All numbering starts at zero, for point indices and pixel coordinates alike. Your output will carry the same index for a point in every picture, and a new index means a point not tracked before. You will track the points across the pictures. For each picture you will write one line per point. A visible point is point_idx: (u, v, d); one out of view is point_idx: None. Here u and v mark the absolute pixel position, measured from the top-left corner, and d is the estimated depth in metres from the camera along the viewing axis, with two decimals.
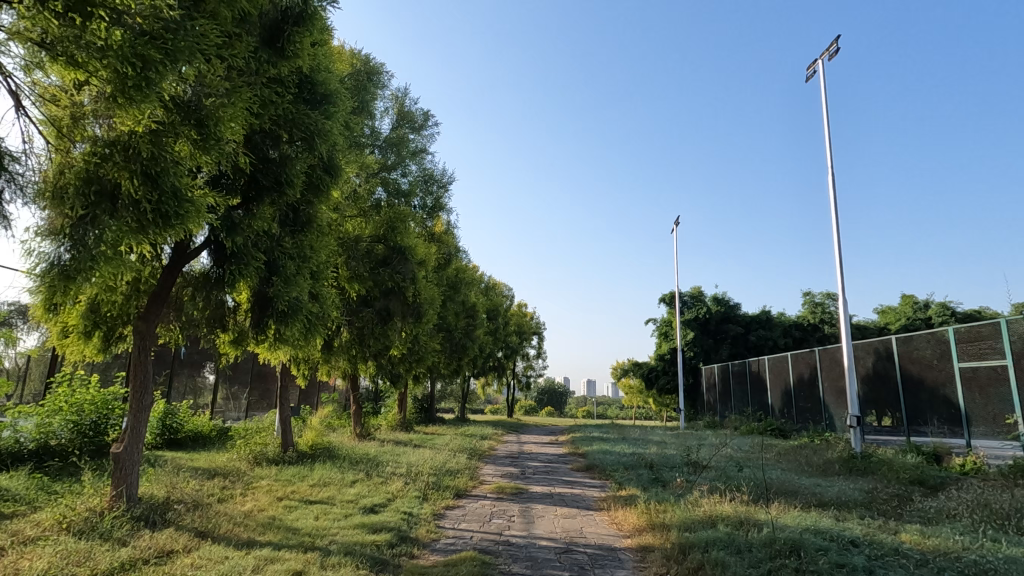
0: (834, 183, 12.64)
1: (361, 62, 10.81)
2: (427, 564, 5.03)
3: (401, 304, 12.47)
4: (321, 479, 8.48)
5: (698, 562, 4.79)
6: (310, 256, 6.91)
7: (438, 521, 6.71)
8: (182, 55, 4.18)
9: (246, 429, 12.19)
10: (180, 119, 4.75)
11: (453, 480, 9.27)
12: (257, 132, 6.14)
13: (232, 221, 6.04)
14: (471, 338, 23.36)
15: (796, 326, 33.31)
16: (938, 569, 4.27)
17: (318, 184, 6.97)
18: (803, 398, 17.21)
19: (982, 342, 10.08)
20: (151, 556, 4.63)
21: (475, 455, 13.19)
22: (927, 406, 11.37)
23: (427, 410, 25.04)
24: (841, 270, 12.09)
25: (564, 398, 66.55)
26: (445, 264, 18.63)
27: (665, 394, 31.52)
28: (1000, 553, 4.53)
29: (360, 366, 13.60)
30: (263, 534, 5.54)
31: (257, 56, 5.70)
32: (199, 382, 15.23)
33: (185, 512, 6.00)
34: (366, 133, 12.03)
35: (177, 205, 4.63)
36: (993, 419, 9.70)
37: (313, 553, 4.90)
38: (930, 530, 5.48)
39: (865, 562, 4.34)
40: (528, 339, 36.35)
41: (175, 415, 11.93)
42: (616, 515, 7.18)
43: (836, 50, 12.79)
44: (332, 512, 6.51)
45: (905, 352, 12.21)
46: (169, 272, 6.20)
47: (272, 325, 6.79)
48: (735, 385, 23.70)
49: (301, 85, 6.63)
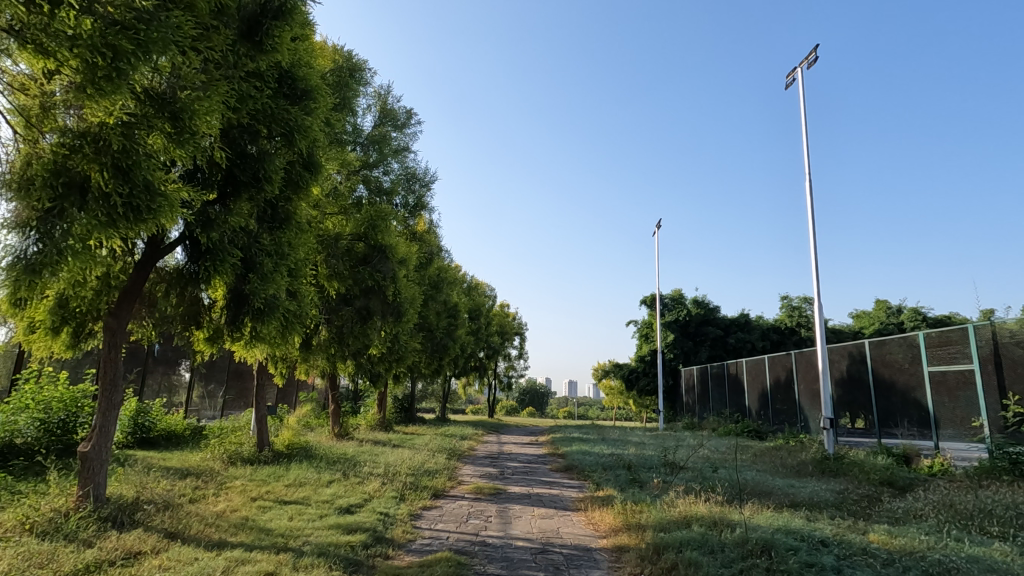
0: (811, 189, 12.86)
1: (343, 59, 10.73)
2: (402, 564, 5.01)
3: (381, 303, 12.41)
4: (297, 479, 8.38)
5: (671, 562, 4.84)
6: (288, 253, 6.80)
7: (414, 521, 6.69)
8: (155, 46, 4.09)
9: (221, 428, 12.00)
10: (154, 111, 4.67)
11: (431, 480, 9.25)
12: (234, 126, 6.05)
13: (208, 216, 5.96)
14: (452, 337, 23.29)
15: (775, 329, 33.84)
16: (904, 569, 4.37)
17: (298, 181, 6.88)
18: (779, 399, 17.50)
19: (950, 347, 10.33)
20: (118, 558, 4.53)
21: (454, 455, 13.16)
22: (898, 409, 11.64)
23: (406, 410, 24.90)
24: (817, 275, 12.30)
25: (545, 398, 66.75)
26: (427, 263, 18.56)
27: (645, 395, 31.79)
28: (963, 552, 4.64)
29: (339, 365, 13.48)
30: (235, 534, 5.46)
31: (234, 51, 5.62)
32: (174, 380, 14.96)
33: (155, 513, 5.88)
34: (348, 130, 11.92)
35: (149, 199, 4.54)
36: (960, 422, 9.96)
37: (285, 554, 4.84)
38: (897, 530, 5.60)
39: (833, 562, 4.42)
40: (509, 339, 36.38)
41: (148, 414, 11.70)
42: (593, 515, 7.22)
43: (815, 59, 13.04)
44: (307, 512, 6.45)
45: (878, 356, 12.48)
46: (142, 267, 6.06)
47: (249, 322, 6.67)
48: (714, 387, 24.03)
49: (281, 80, 6.54)
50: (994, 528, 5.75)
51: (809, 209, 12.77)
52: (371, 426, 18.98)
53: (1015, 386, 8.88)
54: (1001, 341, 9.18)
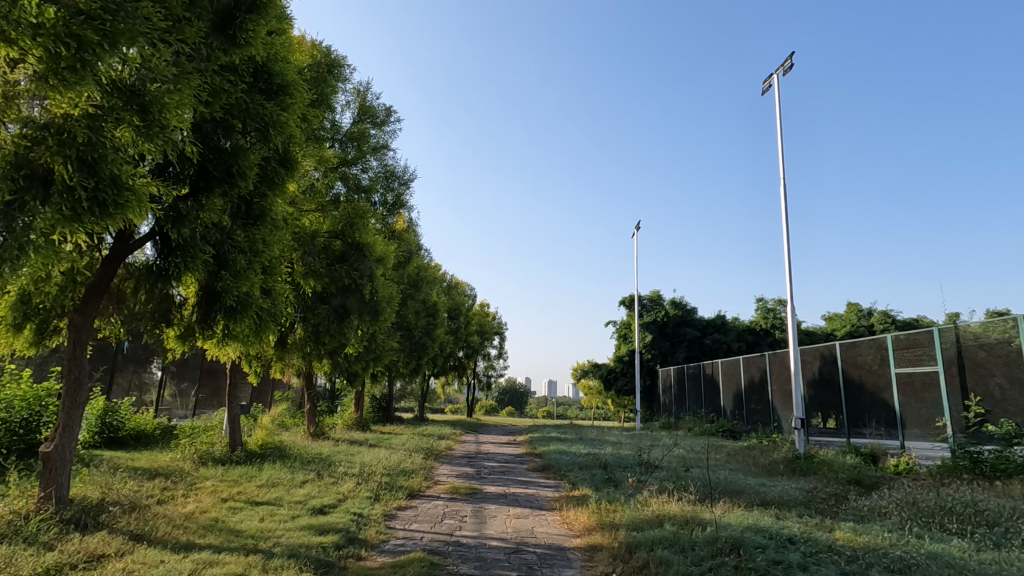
0: (785, 193, 13.09)
1: (322, 54, 10.58)
2: (374, 565, 4.97)
3: (358, 302, 12.30)
4: (269, 480, 8.28)
5: (643, 561, 4.89)
6: (262, 251, 6.67)
7: (389, 521, 6.66)
8: (123, 38, 4.03)
9: (192, 428, 11.75)
10: (122, 103, 4.54)
11: (407, 480, 9.20)
12: (208, 120, 5.94)
13: (179, 212, 5.85)
14: (431, 337, 23.17)
15: (749, 330, 34.63)
16: (867, 564, 4.50)
17: (273, 177, 6.79)
18: (753, 399, 17.83)
19: (916, 349, 10.62)
20: (80, 561, 4.41)
21: (431, 455, 13.09)
22: (866, 408, 11.95)
23: (384, 410, 24.76)
24: (790, 277, 12.54)
25: (524, 398, 66.95)
26: (405, 262, 18.43)
27: (623, 395, 32.08)
28: (923, 549, 4.80)
29: (315, 364, 13.32)
30: (203, 536, 5.36)
31: (207, 43, 5.51)
32: (145, 378, 14.65)
33: (120, 515, 5.73)
34: (326, 126, 11.74)
35: (116, 193, 4.44)
36: (925, 422, 10.27)
37: (254, 557, 4.76)
38: (861, 528, 5.77)
39: (799, 559, 4.53)
40: (489, 339, 36.38)
41: (116, 413, 11.42)
42: (567, 515, 7.25)
43: (790, 66, 13.29)
44: (279, 513, 6.36)
45: (849, 357, 12.77)
46: (110, 263, 5.92)
47: (220, 320, 6.58)
48: (690, 387, 24.36)
49: (257, 74, 6.44)
50: (954, 525, 5.94)
51: (783, 212, 13.01)
52: (348, 425, 18.79)
53: (977, 386, 9.19)
54: (964, 344, 9.48)
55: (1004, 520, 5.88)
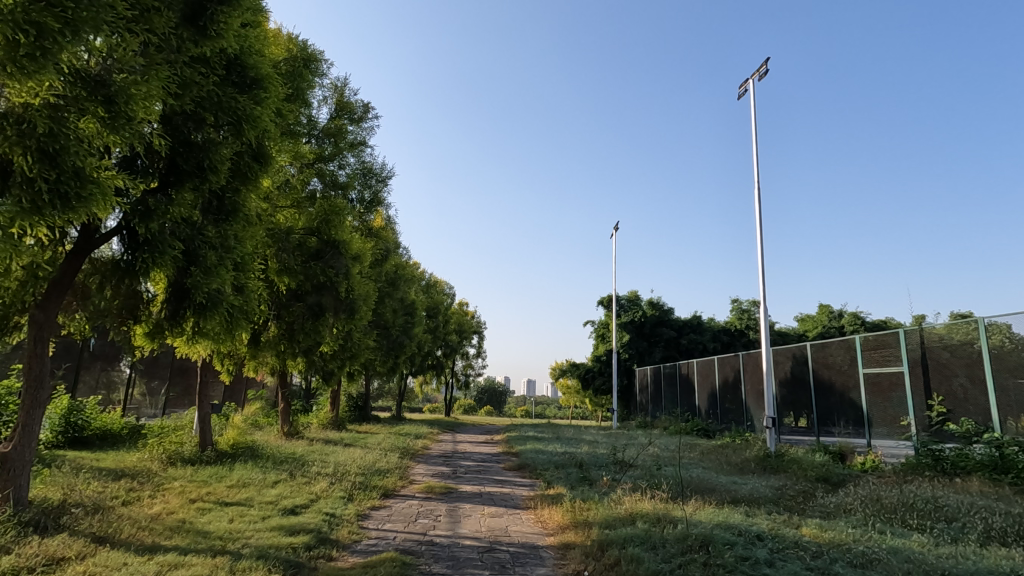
0: (760, 195, 13.29)
1: (298, 49, 10.42)
2: (346, 565, 4.92)
3: (334, 300, 12.16)
4: (240, 480, 8.14)
5: (615, 558, 4.94)
6: (234, 247, 6.57)
7: (362, 521, 6.60)
8: (86, 26, 3.94)
9: (161, 427, 11.46)
10: (86, 93, 4.44)
11: (381, 480, 9.11)
12: (178, 113, 5.81)
13: (147, 206, 5.67)
14: (408, 335, 23.03)
15: (724, 330, 35.26)
16: (831, 560, 4.61)
17: (246, 172, 6.66)
18: (727, 399, 18.10)
19: (884, 349, 10.91)
20: (39, 564, 4.28)
21: (407, 454, 12.98)
22: (836, 408, 12.24)
23: (361, 409, 24.55)
24: (763, 279, 12.76)
25: (503, 397, 66.96)
26: (383, 259, 18.27)
27: (601, 394, 32.31)
28: (885, 544, 4.94)
29: (290, 363, 13.11)
30: (169, 538, 5.25)
31: (175, 35, 5.37)
32: (113, 376, 14.28)
33: (83, 517, 5.57)
34: (303, 122, 11.56)
35: (80, 185, 4.32)
36: (890, 421, 10.57)
37: (222, 558, 4.67)
38: (828, 524, 5.90)
39: (766, 555, 4.63)
40: (467, 338, 36.31)
41: (82, 412, 11.09)
42: (542, 514, 7.27)
43: (765, 72, 13.53)
44: (249, 514, 6.26)
45: (820, 358, 13.05)
46: (74, 258, 5.74)
47: (190, 317, 6.46)
48: (666, 386, 24.65)
49: (230, 67, 6.32)
50: (914, 520, 6.13)
51: (757, 215, 13.21)
52: (324, 424, 18.55)
53: (940, 386, 9.50)
54: (928, 345, 9.78)
55: (961, 515, 6.08)
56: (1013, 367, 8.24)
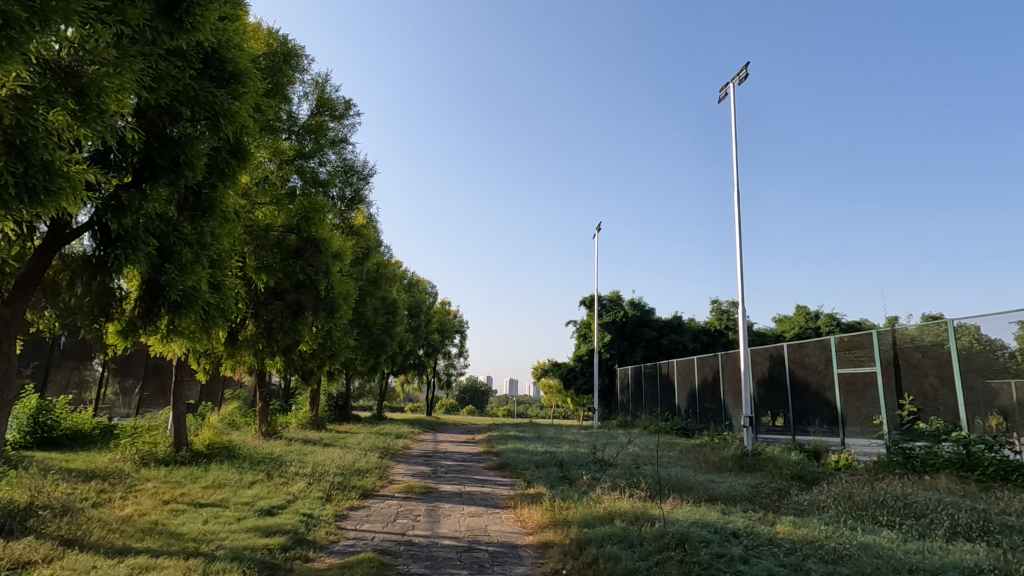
0: (739, 197, 13.47)
1: (278, 44, 10.27)
2: (322, 567, 4.86)
3: (313, 298, 12.07)
4: (216, 481, 8.01)
5: (592, 557, 4.97)
6: (211, 244, 6.46)
7: (340, 522, 6.55)
8: (55, 17, 3.84)
9: (134, 428, 11.23)
10: (56, 85, 4.35)
11: (360, 480, 9.04)
12: (152, 107, 5.70)
13: (119, 202, 5.54)
14: (390, 334, 22.88)
15: (704, 330, 35.72)
16: (804, 556, 4.70)
17: (223, 168, 6.53)
18: (706, 399, 18.31)
19: (858, 350, 11.14)
20: (2, 569, 4.16)
21: (387, 454, 12.88)
22: (811, 407, 12.48)
23: (341, 409, 24.31)
24: (742, 280, 12.93)
25: (485, 397, 66.93)
26: (364, 258, 18.11)
27: (582, 394, 32.47)
28: (856, 540, 5.04)
29: (268, 362, 12.95)
30: (141, 540, 5.13)
31: (150, 26, 5.24)
32: (86, 375, 13.97)
33: (50, 520, 5.43)
34: (282, 117, 11.39)
35: (48, 179, 4.20)
36: (863, 420, 10.82)
37: (194, 560, 4.59)
38: (801, 521, 6.01)
39: (741, 552, 4.69)
40: (449, 338, 36.22)
41: (51, 412, 10.81)
42: (522, 512, 7.30)
43: (745, 76, 13.72)
44: (223, 515, 6.15)
45: (796, 358, 13.27)
46: (42, 254, 5.59)
47: (165, 315, 6.35)
48: (646, 386, 24.88)
49: (207, 61, 6.21)
50: (885, 517, 6.26)
51: (737, 218, 13.37)
52: (303, 424, 18.34)
53: (912, 386, 9.73)
54: (901, 346, 10.01)
55: (928, 512, 6.24)
56: (981, 367, 8.48)
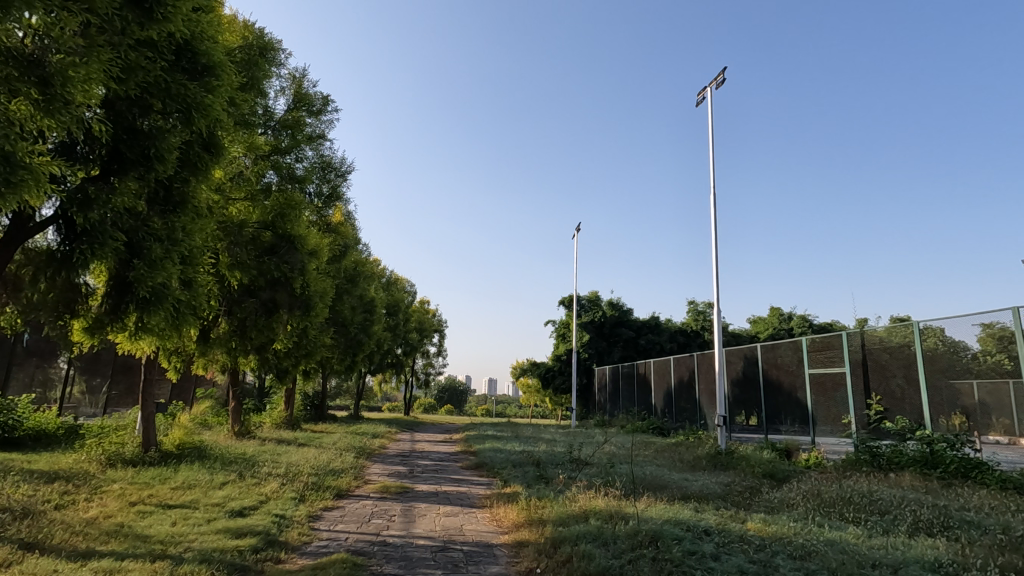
0: (714, 200, 13.69)
1: (255, 37, 10.09)
2: (293, 568, 4.80)
3: (288, 296, 11.92)
4: (186, 481, 7.85)
5: (566, 555, 5.00)
6: (182, 240, 6.30)
7: (313, 522, 6.47)
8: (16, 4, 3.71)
9: (100, 427, 10.91)
10: (18, 73, 4.22)
11: (335, 480, 8.94)
12: (122, 98, 5.55)
13: (86, 195, 5.38)
14: (368, 333, 22.66)
15: (681, 331, 36.22)
16: (773, 552, 4.80)
17: (196, 162, 6.41)
18: (682, 398, 18.56)
19: (829, 351, 11.41)
20: None
21: (364, 454, 12.77)
22: (783, 406, 12.74)
23: (317, 408, 24.00)
24: (718, 281, 13.12)
25: (463, 396, 66.69)
26: (341, 256, 17.93)
27: (560, 394, 32.62)
28: (823, 537, 5.17)
29: (242, 360, 12.71)
30: (105, 543, 5.00)
31: (120, 16, 5.10)
32: (51, 374, 13.57)
33: (9, 523, 5.24)
34: (258, 112, 11.19)
35: (9, 170, 4.05)
36: (833, 419, 11.08)
37: (162, 562, 4.49)
38: (771, 518, 6.14)
39: (712, 549, 4.77)
40: (428, 337, 36.09)
41: (13, 411, 10.49)
42: (498, 512, 7.31)
43: (722, 81, 13.94)
44: (193, 517, 6.03)
45: (769, 358, 13.53)
46: (4, 248, 5.39)
47: (133, 312, 6.20)
48: (623, 386, 25.13)
49: (180, 53, 6.07)
50: (851, 514, 6.42)
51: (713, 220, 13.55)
52: (277, 424, 18.07)
53: (879, 386, 10.02)
54: (869, 347, 10.29)
55: (893, 508, 6.42)
56: (945, 367, 8.76)
